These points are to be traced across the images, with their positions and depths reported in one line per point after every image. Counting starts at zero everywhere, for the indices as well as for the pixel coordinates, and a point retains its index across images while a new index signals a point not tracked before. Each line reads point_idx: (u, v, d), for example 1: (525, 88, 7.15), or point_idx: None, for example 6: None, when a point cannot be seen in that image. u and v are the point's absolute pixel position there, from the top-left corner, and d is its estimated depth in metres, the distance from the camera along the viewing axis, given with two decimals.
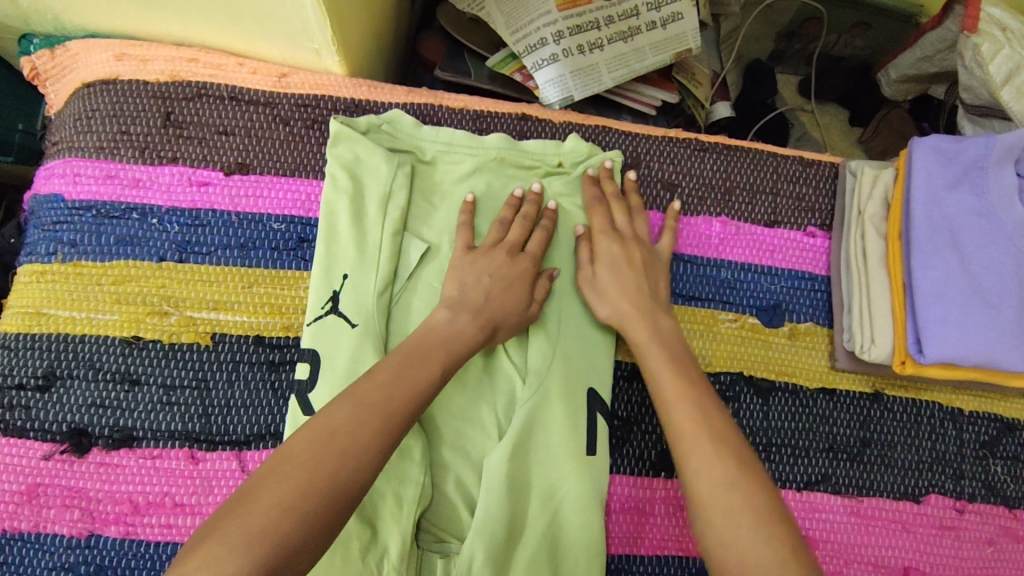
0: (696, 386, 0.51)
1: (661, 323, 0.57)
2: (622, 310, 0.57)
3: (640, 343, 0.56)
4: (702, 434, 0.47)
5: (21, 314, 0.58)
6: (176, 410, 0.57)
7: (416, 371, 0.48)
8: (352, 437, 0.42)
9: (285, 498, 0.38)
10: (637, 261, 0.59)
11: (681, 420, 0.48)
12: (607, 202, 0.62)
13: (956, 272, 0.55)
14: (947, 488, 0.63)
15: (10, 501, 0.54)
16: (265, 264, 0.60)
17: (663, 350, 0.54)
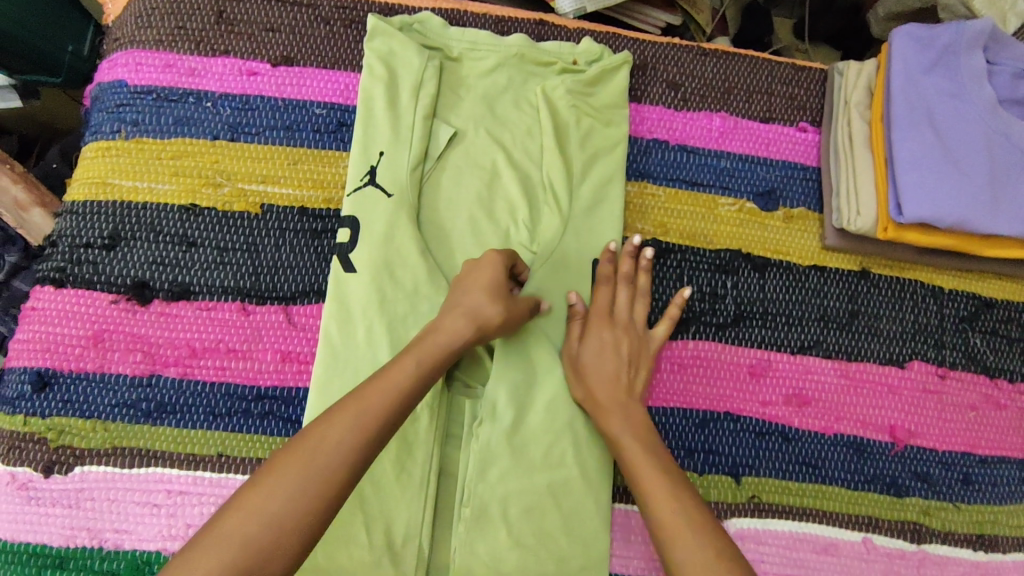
0: (674, 481, 0.54)
1: (635, 415, 0.59)
2: (606, 396, 0.59)
3: (616, 435, 0.57)
4: (686, 533, 0.50)
5: (88, 183, 0.64)
6: (229, 269, 0.63)
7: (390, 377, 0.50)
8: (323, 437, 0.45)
9: (265, 501, 0.42)
10: (621, 352, 0.61)
11: (666, 521, 0.51)
12: (609, 282, 0.63)
13: (931, 143, 0.62)
14: (929, 356, 0.69)
15: (77, 345, 0.60)
16: (308, 144, 0.66)
17: (640, 443, 0.57)
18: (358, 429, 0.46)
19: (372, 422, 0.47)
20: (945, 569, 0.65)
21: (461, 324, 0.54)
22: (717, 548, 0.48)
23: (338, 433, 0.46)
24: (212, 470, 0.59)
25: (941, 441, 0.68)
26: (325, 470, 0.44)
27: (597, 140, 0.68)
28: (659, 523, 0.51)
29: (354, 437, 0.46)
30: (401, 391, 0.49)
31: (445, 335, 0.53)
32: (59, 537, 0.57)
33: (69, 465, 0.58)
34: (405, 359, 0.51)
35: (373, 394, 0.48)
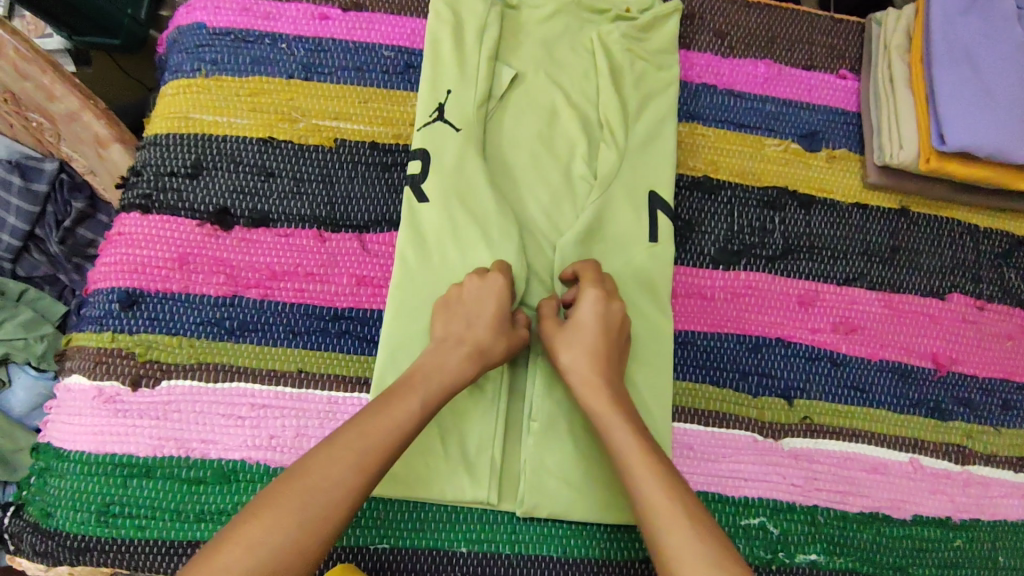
0: (664, 461, 0.54)
1: (619, 393, 0.58)
2: (591, 372, 0.58)
3: (600, 410, 0.57)
4: (676, 514, 0.50)
5: (171, 117, 0.67)
6: (305, 199, 0.66)
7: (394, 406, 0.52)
8: (323, 477, 0.47)
9: (264, 538, 0.44)
10: (609, 328, 0.60)
11: (654, 502, 0.51)
12: (591, 273, 0.62)
13: (970, 78, 0.66)
14: (967, 289, 0.72)
15: (163, 266, 0.63)
16: (377, 84, 0.69)
17: (626, 421, 0.56)
18: (358, 466, 0.48)
19: (371, 464, 0.49)
20: (988, 489, 0.68)
21: (464, 365, 0.57)
22: (708, 533, 0.50)
23: (337, 473, 0.47)
24: (293, 385, 0.62)
25: (981, 368, 0.71)
26: (322, 506, 0.46)
27: (650, 82, 0.71)
28: (647, 504, 0.52)
29: (352, 474, 0.48)
30: (400, 434, 0.51)
31: (441, 370, 0.56)
32: (147, 448, 0.60)
33: (156, 379, 0.61)
34: (409, 399, 0.53)
35: (379, 429, 0.50)
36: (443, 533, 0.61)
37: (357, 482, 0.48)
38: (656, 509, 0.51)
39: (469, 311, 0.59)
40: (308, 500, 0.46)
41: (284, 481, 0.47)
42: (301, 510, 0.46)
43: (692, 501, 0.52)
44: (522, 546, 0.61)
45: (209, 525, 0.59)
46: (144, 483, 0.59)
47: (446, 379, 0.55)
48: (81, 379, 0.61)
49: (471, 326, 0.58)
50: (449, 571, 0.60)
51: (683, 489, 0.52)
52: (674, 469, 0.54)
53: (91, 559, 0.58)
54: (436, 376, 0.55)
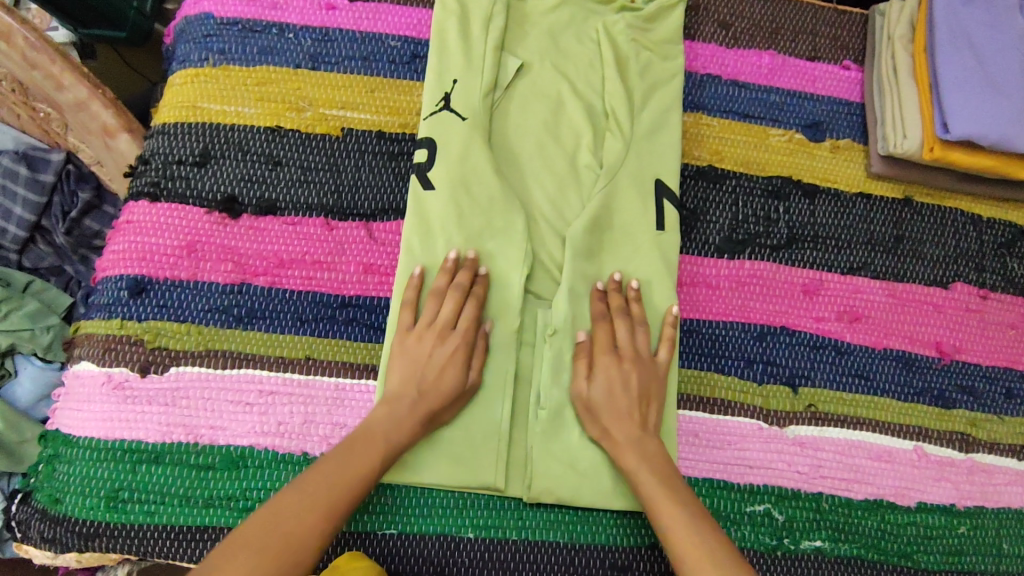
0: (698, 515, 0.54)
1: (649, 447, 0.58)
2: (619, 432, 0.58)
3: (633, 471, 0.57)
4: (711, 570, 0.50)
5: (179, 107, 0.67)
6: (312, 187, 0.66)
7: (353, 463, 0.53)
8: (294, 526, 0.49)
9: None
10: (632, 386, 0.59)
11: (689, 557, 0.52)
12: (605, 319, 0.62)
13: (972, 67, 0.67)
14: (970, 278, 0.73)
15: (171, 255, 0.63)
16: (384, 73, 0.70)
17: (659, 478, 0.56)
18: (325, 515, 0.50)
19: (332, 515, 0.51)
20: (992, 476, 0.69)
21: (415, 428, 0.57)
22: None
23: (306, 522, 0.49)
24: (300, 371, 0.62)
25: (985, 356, 0.71)
26: (295, 550, 0.48)
27: (655, 72, 0.71)
28: (683, 561, 0.52)
29: (320, 520, 0.50)
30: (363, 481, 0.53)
31: (390, 426, 0.56)
32: (155, 433, 0.60)
33: (164, 365, 0.61)
34: (370, 452, 0.54)
35: (343, 483, 0.52)
36: (451, 519, 0.61)
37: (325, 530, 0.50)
38: (692, 566, 0.51)
39: (427, 363, 0.58)
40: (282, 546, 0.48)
41: (256, 524, 0.49)
42: (277, 557, 0.47)
43: (728, 555, 0.51)
44: (530, 532, 0.61)
45: (217, 510, 0.59)
46: (153, 468, 0.59)
47: (399, 441, 0.56)
48: (90, 366, 0.61)
49: (432, 381, 0.58)
50: (456, 556, 0.60)
51: (720, 544, 0.52)
52: (713, 524, 0.54)
53: (100, 544, 0.59)
54: (396, 433, 0.56)
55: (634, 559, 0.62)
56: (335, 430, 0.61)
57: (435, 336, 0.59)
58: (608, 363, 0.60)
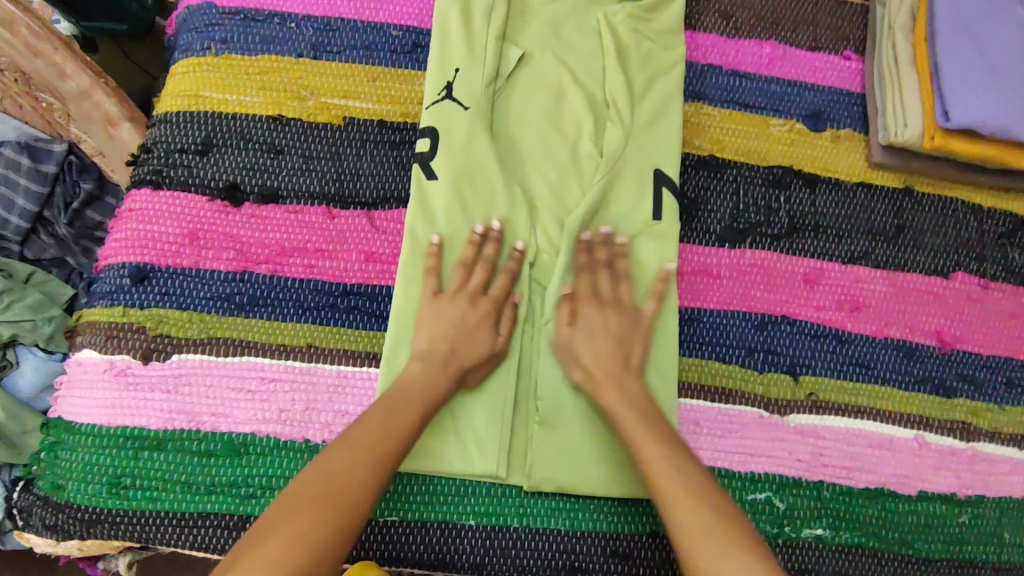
0: (675, 446, 0.54)
1: (631, 387, 0.58)
2: (603, 369, 0.58)
3: (612, 408, 0.57)
4: (687, 496, 0.50)
5: (181, 95, 0.67)
6: (314, 176, 0.66)
7: (396, 418, 0.53)
8: (348, 476, 0.49)
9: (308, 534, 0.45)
10: (615, 329, 0.60)
11: (666, 485, 0.51)
12: (587, 270, 0.63)
13: (973, 57, 0.67)
14: (971, 268, 0.73)
15: (174, 242, 0.63)
16: (386, 63, 0.70)
17: (638, 415, 0.56)
18: (376, 464, 0.50)
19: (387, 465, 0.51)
20: (993, 466, 0.69)
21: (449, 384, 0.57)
22: (713, 508, 0.49)
23: (358, 471, 0.49)
24: (302, 359, 0.62)
25: (985, 346, 0.71)
26: (351, 498, 0.48)
27: (656, 62, 0.71)
28: (660, 491, 0.51)
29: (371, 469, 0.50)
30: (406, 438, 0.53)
31: (421, 385, 0.56)
32: (158, 420, 0.60)
33: (166, 353, 0.61)
34: (410, 412, 0.54)
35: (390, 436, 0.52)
36: (452, 507, 0.61)
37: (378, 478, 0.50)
38: (671, 494, 0.50)
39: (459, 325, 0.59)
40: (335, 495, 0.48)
41: (313, 477, 0.48)
42: (335, 507, 0.47)
43: (705, 485, 0.51)
44: (530, 520, 0.61)
45: (219, 497, 0.59)
46: (156, 455, 0.59)
47: (432, 397, 0.56)
48: (92, 353, 0.61)
49: (461, 344, 0.59)
50: (458, 543, 0.60)
51: (699, 476, 0.52)
52: (691, 456, 0.54)
53: (102, 531, 0.59)
54: (428, 389, 0.56)
55: (635, 546, 0.62)
56: (336, 418, 0.61)
57: (465, 300, 0.60)
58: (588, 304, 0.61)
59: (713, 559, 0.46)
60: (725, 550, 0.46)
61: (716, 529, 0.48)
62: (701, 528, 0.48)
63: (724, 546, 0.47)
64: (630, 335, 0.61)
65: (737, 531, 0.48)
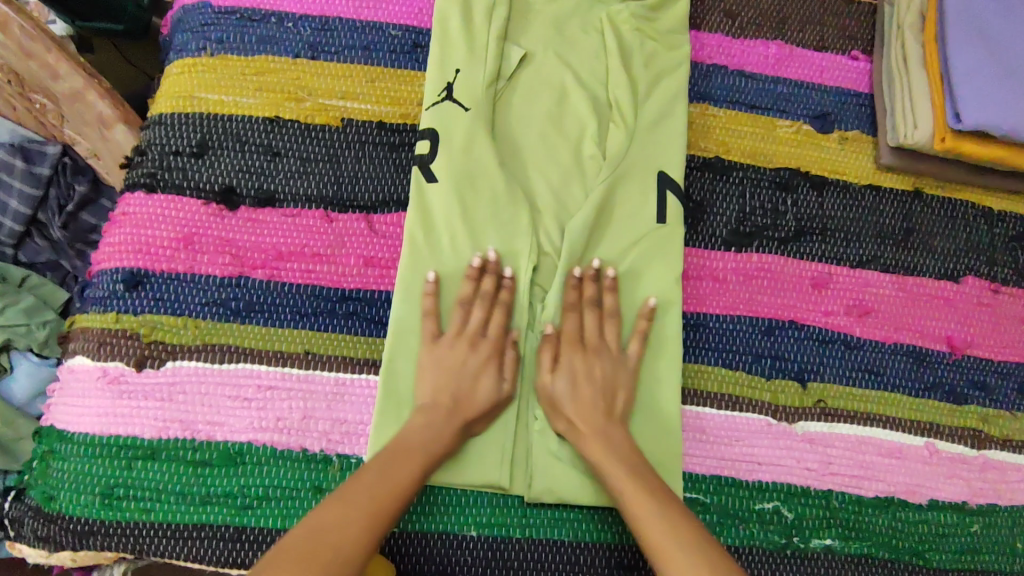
0: (666, 500, 0.52)
1: (615, 436, 0.57)
2: (586, 422, 0.57)
3: (601, 462, 0.55)
4: (684, 555, 0.47)
5: (176, 97, 0.66)
6: (312, 179, 0.65)
7: (394, 472, 0.51)
8: (341, 533, 0.45)
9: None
10: (592, 373, 0.59)
11: (662, 545, 0.48)
12: (575, 309, 0.61)
13: (985, 57, 0.66)
14: (982, 272, 0.71)
15: (168, 247, 0.62)
16: (385, 63, 0.69)
17: (626, 469, 0.54)
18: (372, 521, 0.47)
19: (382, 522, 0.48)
20: (1006, 474, 0.67)
21: (451, 440, 0.56)
22: (713, 563, 0.46)
23: (349, 526, 0.46)
24: (300, 366, 0.61)
25: (997, 352, 0.70)
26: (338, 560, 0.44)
27: (661, 63, 0.70)
28: (656, 550, 0.49)
29: (367, 528, 0.47)
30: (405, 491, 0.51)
31: (415, 436, 0.54)
32: (152, 429, 0.59)
33: (161, 360, 0.60)
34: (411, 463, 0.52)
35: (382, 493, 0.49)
36: (452, 517, 0.59)
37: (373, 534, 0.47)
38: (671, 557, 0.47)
39: (466, 375, 0.58)
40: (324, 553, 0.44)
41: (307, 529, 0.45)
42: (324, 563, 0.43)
43: (703, 540, 0.48)
44: (532, 530, 0.60)
45: (214, 508, 0.58)
46: (150, 465, 0.58)
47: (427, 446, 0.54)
48: (85, 360, 0.60)
49: (470, 392, 0.57)
50: (459, 555, 0.59)
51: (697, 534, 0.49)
52: (685, 512, 0.51)
53: (95, 543, 0.57)
54: (434, 443, 0.55)
55: (640, 558, 0.60)
56: (335, 426, 0.60)
57: (465, 344, 0.59)
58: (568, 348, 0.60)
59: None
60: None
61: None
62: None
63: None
64: (610, 378, 0.59)
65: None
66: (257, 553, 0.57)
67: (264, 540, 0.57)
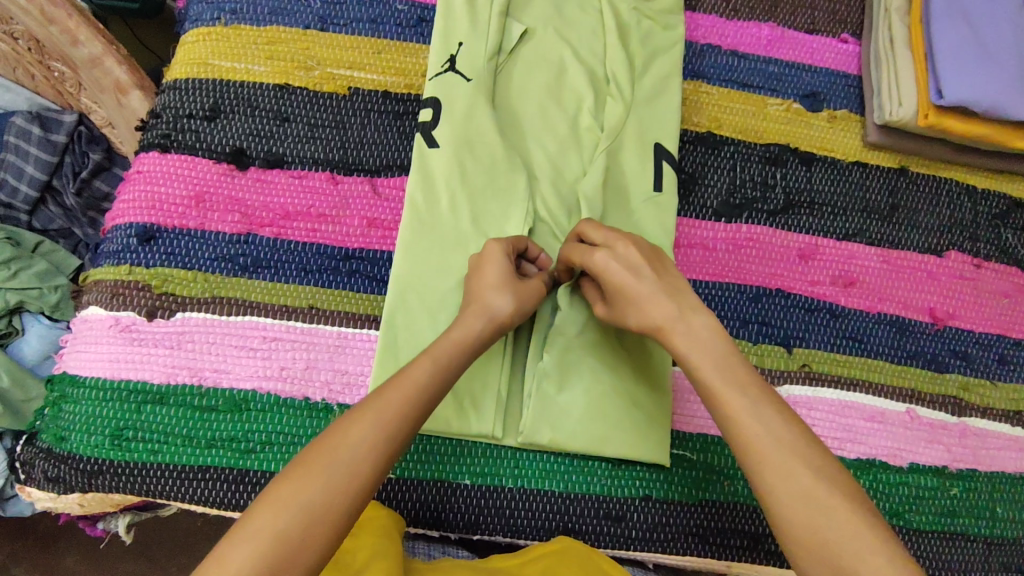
0: (760, 397, 0.47)
1: (695, 322, 0.50)
2: (659, 315, 0.51)
3: (682, 355, 0.50)
4: (799, 472, 0.44)
5: (190, 64, 0.69)
6: (319, 143, 0.68)
7: (410, 369, 0.49)
8: (344, 433, 0.44)
9: (295, 495, 0.41)
10: (637, 265, 0.53)
11: (754, 440, 0.45)
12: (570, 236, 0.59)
13: (967, 37, 0.68)
14: (965, 247, 0.74)
15: (180, 204, 0.65)
16: (391, 36, 0.71)
17: (708, 356, 0.49)
18: (378, 420, 0.45)
19: (393, 418, 0.46)
20: (984, 441, 0.69)
21: (478, 327, 0.53)
22: (809, 464, 0.44)
23: (357, 432, 0.45)
24: (304, 320, 0.64)
25: (978, 323, 0.72)
26: (351, 467, 0.43)
27: (656, 40, 0.73)
28: (745, 447, 0.45)
29: (373, 430, 0.45)
30: (423, 388, 0.48)
31: (456, 332, 0.53)
32: (161, 374, 0.61)
33: (171, 311, 0.63)
34: (422, 362, 0.50)
35: (395, 391, 0.47)
36: (447, 465, 0.62)
37: (385, 435, 0.45)
38: (765, 457, 0.44)
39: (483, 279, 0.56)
40: (333, 459, 0.43)
41: (321, 439, 0.45)
42: (326, 468, 0.43)
43: (796, 436, 0.45)
44: (524, 481, 0.62)
45: (218, 451, 0.60)
46: (157, 409, 0.60)
47: (455, 343, 0.52)
48: (98, 310, 0.63)
49: (487, 283, 0.55)
50: (452, 501, 0.61)
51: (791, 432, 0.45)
52: (775, 399, 0.47)
53: (103, 482, 0.60)
54: (456, 339, 0.52)
55: (628, 509, 0.63)
56: (336, 377, 0.63)
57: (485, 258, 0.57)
58: (601, 255, 0.54)
59: (817, 526, 0.42)
60: (835, 520, 0.42)
61: (819, 499, 0.43)
62: (801, 493, 0.43)
63: (827, 508, 0.42)
64: (655, 262, 0.54)
65: (845, 492, 0.43)
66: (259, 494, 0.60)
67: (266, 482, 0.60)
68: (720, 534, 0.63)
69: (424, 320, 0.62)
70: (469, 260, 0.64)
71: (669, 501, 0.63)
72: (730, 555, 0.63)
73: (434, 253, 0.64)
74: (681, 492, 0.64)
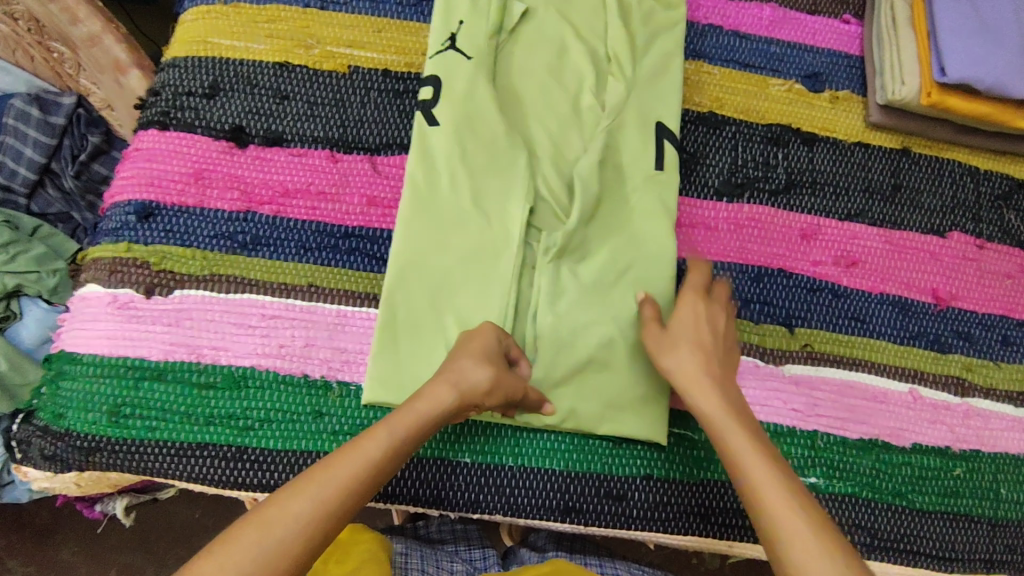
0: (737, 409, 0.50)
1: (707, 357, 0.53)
2: (682, 359, 0.54)
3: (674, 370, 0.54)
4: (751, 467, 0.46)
5: (190, 41, 0.68)
6: (318, 121, 0.67)
7: (362, 443, 0.47)
8: (282, 506, 0.42)
9: (217, 572, 0.39)
10: (718, 332, 0.55)
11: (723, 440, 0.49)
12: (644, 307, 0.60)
13: (970, 15, 0.68)
14: (968, 228, 0.73)
15: (179, 181, 0.64)
16: (391, 14, 0.71)
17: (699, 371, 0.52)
18: (322, 495, 0.43)
19: (337, 497, 0.44)
20: (988, 421, 0.69)
21: (447, 398, 0.51)
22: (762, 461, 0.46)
23: (296, 509, 0.42)
24: (303, 298, 0.63)
25: (980, 304, 0.72)
26: (281, 545, 0.41)
27: (658, 19, 0.72)
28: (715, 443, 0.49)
29: (315, 507, 0.43)
30: (372, 465, 0.46)
31: (423, 403, 0.51)
32: (159, 351, 0.61)
33: (169, 288, 0.62)
34: (379, 432, 0.48)
35: (346, 466, 0.45)
36: (447, 443, 0.61)
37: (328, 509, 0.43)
38: (765, 499, 0.44)
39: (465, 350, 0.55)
40: (264, 537, 0.41)
41: (257, 506, 0.43)
42: (254, 544, 0.40)
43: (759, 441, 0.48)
44: (524, 459, 0.62)
45: (217, 428, 0.60)
46: (155, 386, 0.60)
47: (419, 416, 0.50)
48: (96, 288, 0.62)
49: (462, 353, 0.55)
50: (452, 480, 0.61)
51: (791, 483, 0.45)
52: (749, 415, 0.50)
53: (100, 460, 0.59)
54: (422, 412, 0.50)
55: (629, 488, 0.62)
56: (335, 354, 0.62)
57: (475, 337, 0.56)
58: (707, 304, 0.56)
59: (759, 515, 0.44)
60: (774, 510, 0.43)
61: (813, 543, 0.41)
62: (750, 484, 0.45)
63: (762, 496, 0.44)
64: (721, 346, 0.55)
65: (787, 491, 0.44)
66: (258, 472, 0.59)
67: (265, 460, 0.59)
68: (721, 514, 0.63)
69: (422, 299, 0.62)
70: (468, 238, 0.63)
71: (670, 480, 0.63)
72: (732, 535, 0.63)
73: (433, 232, 0.63)
74: (682, 471, 0.63)
